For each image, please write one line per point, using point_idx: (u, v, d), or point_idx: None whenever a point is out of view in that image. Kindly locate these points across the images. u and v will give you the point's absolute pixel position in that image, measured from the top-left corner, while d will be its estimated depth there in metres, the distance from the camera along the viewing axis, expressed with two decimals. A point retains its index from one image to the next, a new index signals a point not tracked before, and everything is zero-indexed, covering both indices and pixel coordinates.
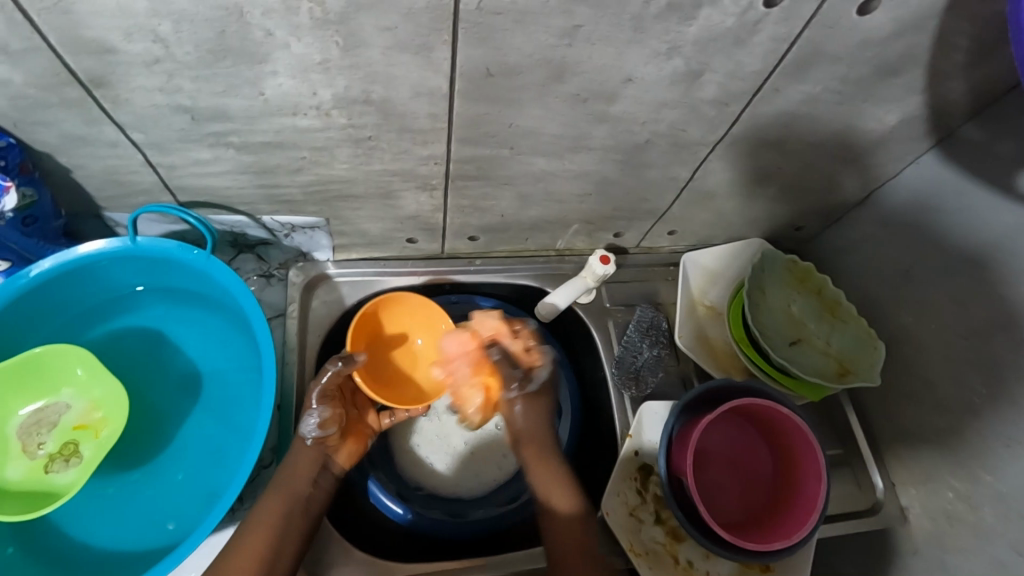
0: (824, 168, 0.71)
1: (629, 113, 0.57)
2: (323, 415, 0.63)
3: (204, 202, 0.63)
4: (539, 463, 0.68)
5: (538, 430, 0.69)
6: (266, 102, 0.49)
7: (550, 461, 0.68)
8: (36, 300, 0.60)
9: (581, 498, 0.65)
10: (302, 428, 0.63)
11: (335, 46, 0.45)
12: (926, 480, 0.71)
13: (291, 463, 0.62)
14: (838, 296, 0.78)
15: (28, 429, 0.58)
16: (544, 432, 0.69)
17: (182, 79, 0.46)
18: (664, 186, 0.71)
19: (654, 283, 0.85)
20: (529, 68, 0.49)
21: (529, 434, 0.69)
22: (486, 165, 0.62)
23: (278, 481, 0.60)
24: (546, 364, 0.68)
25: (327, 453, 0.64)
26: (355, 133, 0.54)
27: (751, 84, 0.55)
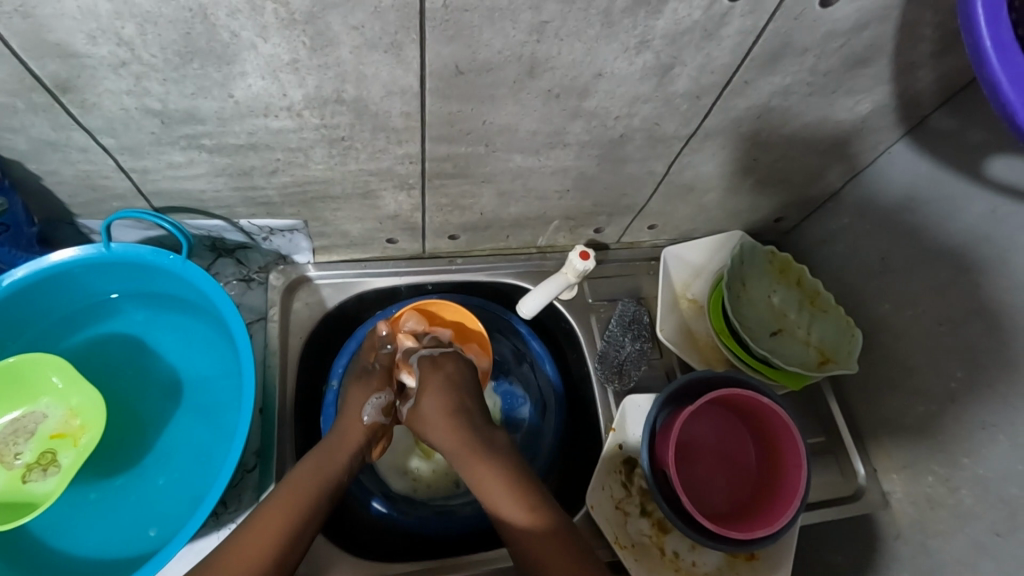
0: (799, 160, 0.72)
1: (602, 108, 0.57)
2: (382, 402, 0.68)
3: (180, 206, 0.63)
4: (449, 443, 0.65)
5: (449, 420, 0.66)
6: (237, 104, 0.49)
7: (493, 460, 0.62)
8: (8, 310, 0.59)
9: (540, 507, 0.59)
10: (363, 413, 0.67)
11: (303, 45, 0.44)
12: (907, 466, 0.72)
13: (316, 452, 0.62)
14: (818, 285, 0.78)
15: (8, 437, 0.58)
16: (458, 422, 0.66)
17: (149, 82, 0.46)
18: (641, 181, 0.71)
19: (637, 278, 0.86)
20: (499, 64, 0.49)
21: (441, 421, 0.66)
22: (463, 163, 0.62)
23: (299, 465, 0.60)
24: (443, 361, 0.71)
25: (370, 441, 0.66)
26: (329, 133, 0.54)
27: (721, 78, 0.55)
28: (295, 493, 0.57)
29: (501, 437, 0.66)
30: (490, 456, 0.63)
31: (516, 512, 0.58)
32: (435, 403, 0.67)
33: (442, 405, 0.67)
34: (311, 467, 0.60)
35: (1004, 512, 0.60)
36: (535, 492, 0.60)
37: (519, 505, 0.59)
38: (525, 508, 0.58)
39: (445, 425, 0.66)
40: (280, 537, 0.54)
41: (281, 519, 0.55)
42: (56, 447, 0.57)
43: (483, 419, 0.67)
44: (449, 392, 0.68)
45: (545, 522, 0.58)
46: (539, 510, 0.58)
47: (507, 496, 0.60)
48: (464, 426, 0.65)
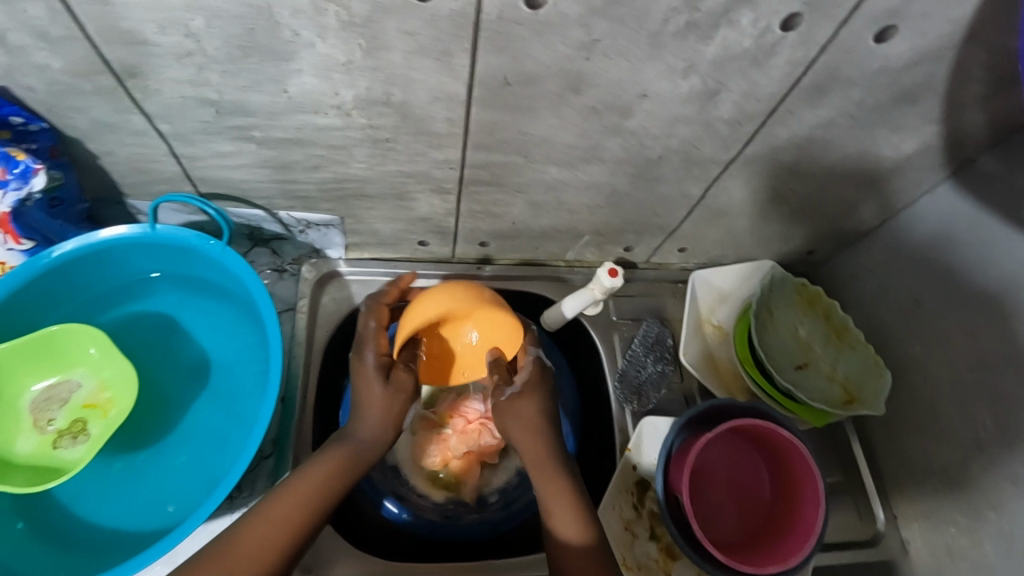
0: (837, 193, 0.71)
1: (643, 127, 0.57)
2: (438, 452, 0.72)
3: (223, 194, 0.65)
4: (537, 456, 0.62)
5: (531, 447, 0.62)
6: (289, 99, 0.51)
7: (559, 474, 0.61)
8: (54, 279, 0.61)
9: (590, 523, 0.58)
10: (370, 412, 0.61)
11: (358, 47, 0.46)
12: (928, 515, 0.70)
13: (347, 440, 0.61)
14: (847, 322, 0.78)
15: (40, 402, 0.59)
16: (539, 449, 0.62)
17: (210, 73, 0.48)
18: (675, 202, 0.72)
19: (661, 298, 0.86)
20: (545, 78, 0.50)
21: (532, 429, 0.63)
22: (500, 172, 0.63)
23: (324, 454, 0.59)
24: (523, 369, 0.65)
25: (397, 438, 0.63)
26: (372, 134, 0.56)
27: (767, 106, 0.55)
28: (325, 476, 0.57)
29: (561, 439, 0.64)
30: (553, 467, 0.61)
31: (567, 524, 0.58)
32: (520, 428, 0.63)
33: (532, 419, 0.63)
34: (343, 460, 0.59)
35: None
36: (589, 506, 0.60)
37: (570, 519, 0.58)
38: (577, 522, 0.58)
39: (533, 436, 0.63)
40: (292, 530, 0.53)
41: (306, 498, 0.55)
42: (87, 417, 0.59)
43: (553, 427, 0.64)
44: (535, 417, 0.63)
45: (593, 536, 0.58)
46: (589, 523, 0.58)
47: (565, 507, 0.59)
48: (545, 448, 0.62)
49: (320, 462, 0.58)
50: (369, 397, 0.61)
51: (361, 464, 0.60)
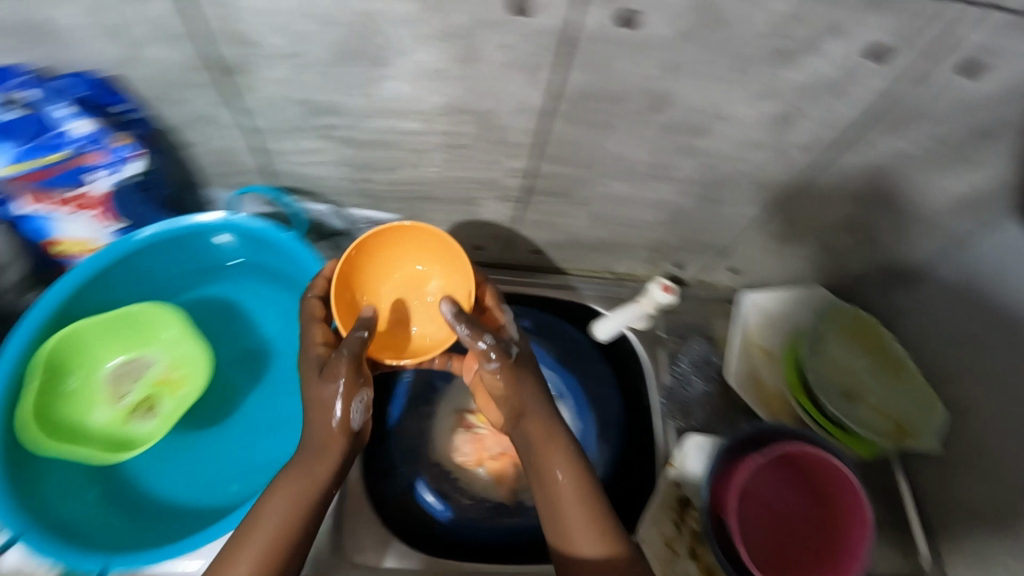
0: (899, 225, 0.71)
1: (713, 148, 0.58)
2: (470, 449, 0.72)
3: (298, 188, 0.68)
4: (541, 438, 0.56)
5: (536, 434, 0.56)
6: (378, 103, 0.53)
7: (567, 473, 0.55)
8: (138, 261, 0.64)
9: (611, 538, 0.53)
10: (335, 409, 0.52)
11: (452, 57, 0.48)
12: (975, 557, 0.69)
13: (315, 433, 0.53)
14: (900, 355, 0.78)
15: (116, 377, 0.62)
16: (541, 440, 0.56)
17: (307, 74, 0.50)
18: (734, 222, 0.72)
19: (708, 317, 0.86)
20: (627, 96, 0.51)
21: (533, 404, 0.57)
22: (568, 184, 0.65)
23: (311, 448, 0.52)
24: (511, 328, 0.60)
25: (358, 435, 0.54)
26: (451, 139, 0.58)
27: (841, 134, 0.56)
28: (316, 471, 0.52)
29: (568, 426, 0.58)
30: (561, 457, 0.55)
31: (590, 537, 0.52)
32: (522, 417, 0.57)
33: (528, 395, 0.57)
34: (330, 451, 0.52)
35: None
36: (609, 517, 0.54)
37: (591, 532, 0.53)
38: (600, 538, 0.52)
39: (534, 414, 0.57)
40: (290, 535, 0.49)
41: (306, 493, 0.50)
42: (159, 393, 0.61)
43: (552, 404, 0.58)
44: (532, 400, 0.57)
45: (619, 549, 0.53)
46: (613, 537, 0.53)
47: (581, 518, 0.53)
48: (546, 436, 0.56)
49: (315, 459, 0.52)
50: (329, 393, 0.52)
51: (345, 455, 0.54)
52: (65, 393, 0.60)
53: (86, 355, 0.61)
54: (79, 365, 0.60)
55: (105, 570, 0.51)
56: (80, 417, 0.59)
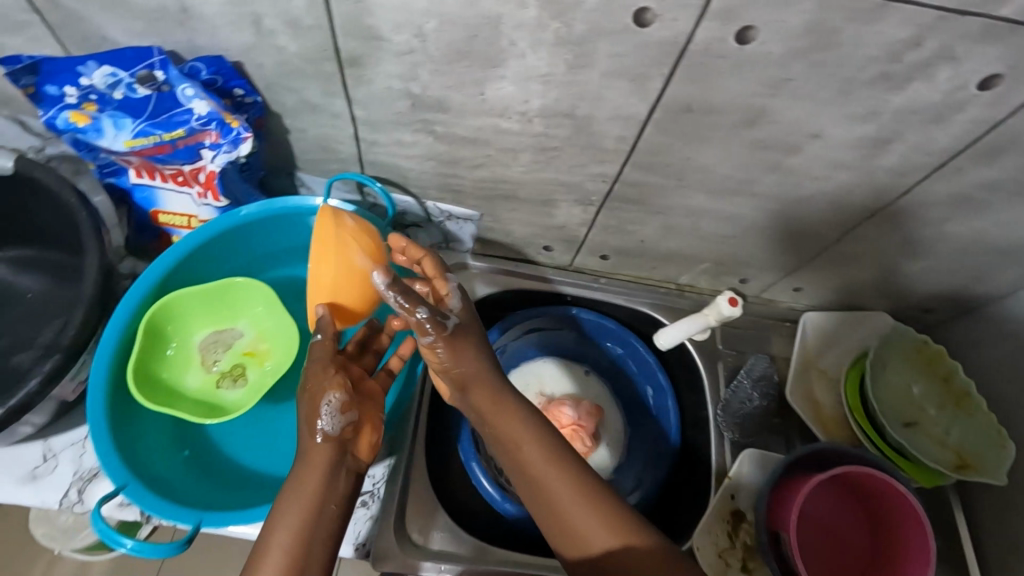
0: (977, 256, 0.71)
1: (802, 167, 0.59)
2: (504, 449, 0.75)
3: (386, 178, 0.71)
4: (496, 422, 0.56)
5: (498, 405, 0.56)
6: (482, 102, 0.55)
7: (552, 453, 0.54)
8: (234, 236, 0.67)
9: (614, 527, 0.51)
10: (316, 422, 0.52)
11: (564, 62, 0.50)
12: None
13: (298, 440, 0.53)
14: (968, 387, 0.76)
15: (206, 345, 0.66)
16: (508, 416, 0.56)
17: (421, 70, 0.53)
18: (807, 242, 0.73)
19: (767, 334, 0.86)
20: (727, 110, 0.53)
21: (476, 377, 0.57)
22: (649, 192, 0.66)
23: (303, 457, 0.51)
24: (452, 293, 0.58)
25: (347, 444, 0.53)
26: (544, 141, 0.60)
27: (935, 160, 0.56)
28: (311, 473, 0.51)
29: (524, 407, 0.57)
30: (523, 436, 0.55)
31: (595, 526, 0.51)
32: (484, 397, 0.57)
33: (473, 374, 0.57)
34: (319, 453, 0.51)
35: None
36: (613, 508, 0.52)
37: (596, 520, 0.51)
38: (604, 526, 0.51)
39: (489, 396, 0.57)
40: (308, 537, 0.49)
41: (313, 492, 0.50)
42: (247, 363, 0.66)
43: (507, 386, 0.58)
44: (491, 374, 0.57)
45: (630, 539, 0.51)
46: (622, 528, 0.51)
47: (578, 507, 0.52)
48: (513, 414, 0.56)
49: (305, 470, 0.51)
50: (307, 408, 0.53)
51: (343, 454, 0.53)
52: (159, 356, 0.63)
53: (180, 322, 0.64)
54: (173, 331, 0.64)
55: (198, 527, 0.54)
56: (174, 378, 0.64)
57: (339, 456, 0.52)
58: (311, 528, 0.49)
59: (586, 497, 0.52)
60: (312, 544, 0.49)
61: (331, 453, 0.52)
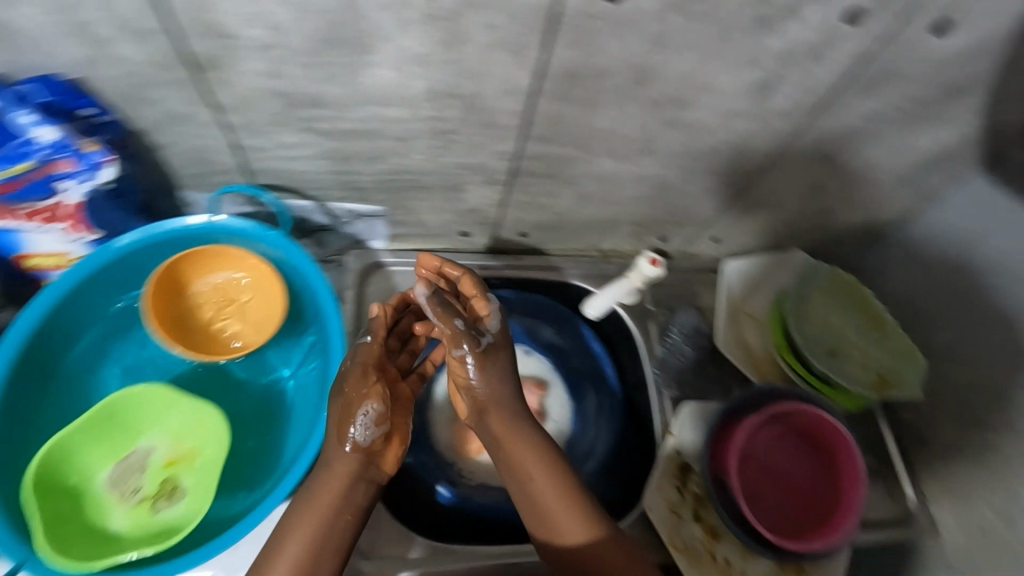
0: (873, 184, 0.73)
1: (699, 120, 0.59)
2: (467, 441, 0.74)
3: (279, 185, 0.66)
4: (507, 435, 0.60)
5: (511, 427, 0.60)
6: (361, 91, 0.52)
7: (548, 464, 0.59)
8: (116, 270, 0.63)
9: (595, 527, 0.57)
10: (348, 431, 0.55)
11: (438, 40, 0.47)
12: (959, 494, 0.73)
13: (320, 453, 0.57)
14: (882, 310, 0.80)
15: (115, 484, 0.60)
16: (518, 427, 0.60)
17: (287, 65, 0.49)
18: (717, 192, 0.73)
19: (694, 287, 0.88)
20: (615, 71, 0.51)
21: (494, 400, 0.60)
22: (554, 163, 0.65)
23: (331, 463, 0.55)
24: (493, 314, 0.61)
25: (371, 457, 0.57)
26: (436, 125, 0.57)
27: (820, 98, 0.57)
28: (332, 486, 0.55)
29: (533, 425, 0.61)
30: (533, 466, 0.59)
31: (574, 527, 0.57)
32: (497, 418, 0.60)
33: (489, 396, 0.60)
34: (343, 465, 0.55)
35: None
36: (595, 508, 0.59)
37: (577, 522, 0.57)
38: (584, 525, 0.57)
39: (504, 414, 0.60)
40: (314, 546, 0.53)
41: (327, 507, 0.54)
42: (174, 475, 0.60)
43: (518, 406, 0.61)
44: (509, 393, 0.61)
45: (599, 533, 0.57)
46: (598, 524, 0.58)
47: (566, 512, 0.57)
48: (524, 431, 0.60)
49: (328, 479, 0.55)
50: (335, 415, 0.57)
51: (366, 462, 0.56)
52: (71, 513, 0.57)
53: (80, 467, 0.59)
54: (73, 481, 0.59)
55: None
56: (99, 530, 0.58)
57: (363, 469, 0.56)
58: (321, 540, 0.53)
59: (573, 503, 0.58)
60: (320, 555, 0.53)
61: (354, 465, 0.55)
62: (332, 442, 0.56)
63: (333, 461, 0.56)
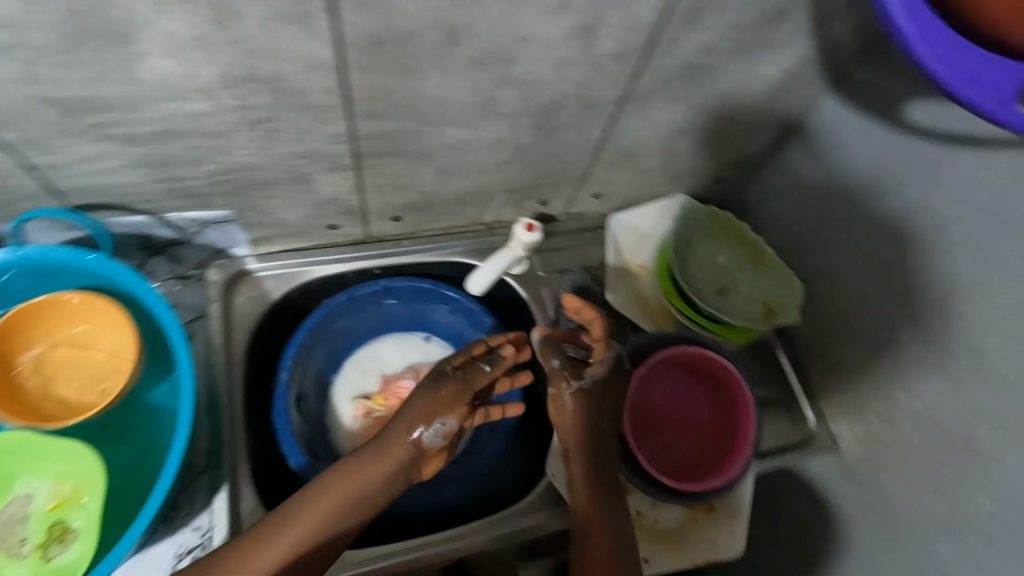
0: (731, 118, 0.73)
1: (531, 74, 0.57)
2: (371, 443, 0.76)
3: (99, 203, 0.61)
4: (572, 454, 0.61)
5: (586, 458, 0.60)
6: (144, 88, 0.47)
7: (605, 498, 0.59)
8: None
9: (619, 550, 0.56)
10: (421, 426, 0.58)
11: (207, 20, 0.42)
12: (850, 407, 0.76)
13: (380, 447, 0.58)
14: (760, 242, 0.81)
15: (1, 539, 0.56)
16: (586, 460, 0.60)
17: (43, 68, 0.43)
18: (580, 148, 0.72)
19: (583, 247, 0.87)
20: (420, 33, 0.48)
21: (571, 440, 0.61)
22: (397, 140, 0.61)
23: (388, 443, 0.57)
24: (604, 363, 0.63)
25: (416, 462, 0.58)
26: (249, 114, 0.53)
27: (646, 37, 0.56)
28: (346, 488, 0.55)
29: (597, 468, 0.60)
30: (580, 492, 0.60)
31: (597, 551, 0.56)
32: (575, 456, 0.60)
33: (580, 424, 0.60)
34: (381, 462, 0.56)
35: (940, 441, 0.63)
36: (625, 542, 0.57)
37: (603, 548, 0.56)
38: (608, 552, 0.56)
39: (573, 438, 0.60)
40: (295, 552, 0.53)
41: (348, 511, 0.55)
42: (61, 517, 0.56)
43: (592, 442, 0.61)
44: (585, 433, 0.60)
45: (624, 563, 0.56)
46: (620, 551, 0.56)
47: (598, 541, 0.57)
48: (592, 466, 0.60)
49: (365, 466, 0.56)
50: (405, 415, 0.58)
51: (402, 467, 0.58)
52: None
53: None
54: None
55: None
56: None
57: (397, 476, 0.57)
58: (314, 542, 0.54)
59: (604, 529, 0.58)
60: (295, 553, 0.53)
61: (393, 469, 0.57)
62: (406, 421, 0.58)
63: (390, 452, 0.57)
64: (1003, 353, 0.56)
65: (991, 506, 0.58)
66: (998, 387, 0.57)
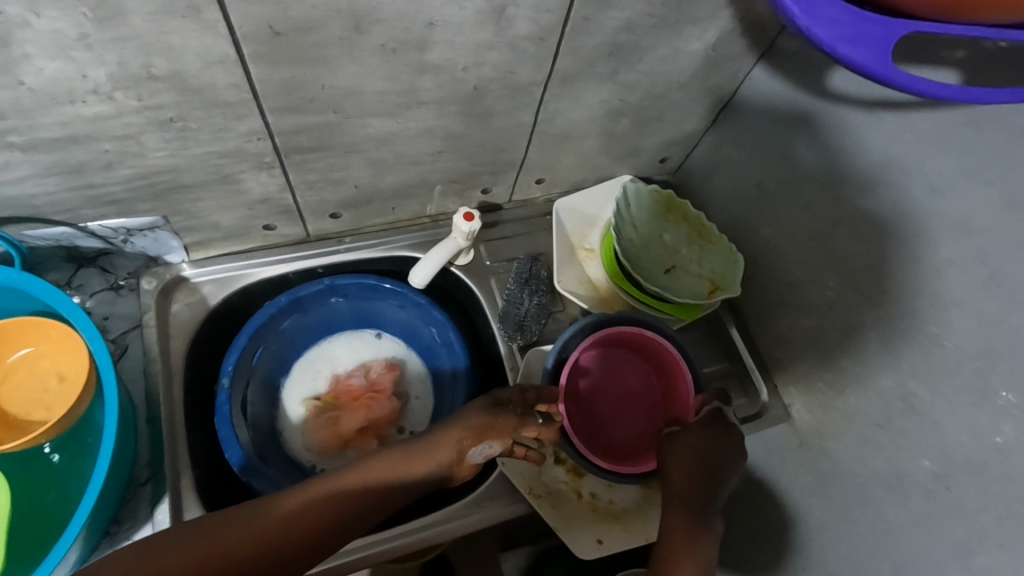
0: (665, 96, 0.73)
1: (447, 60, 0.56)
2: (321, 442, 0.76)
3: (14, 216, 0.59)
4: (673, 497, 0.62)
5: (685, 487, 0.62)
6: (34, 92, 0.45)
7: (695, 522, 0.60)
8: None
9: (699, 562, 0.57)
10: (480, 446, 0.61)
11: (87, 18, 0.41)
12: (798, 378, 0.76)
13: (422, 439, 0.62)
14: (702, 218, 0.82)
15: None
16: (689, 491, 0.62)
17: None
18: (514, 133, 0.71)
19: (531, 234, 0.87)
20: (321, 22, 0.47)
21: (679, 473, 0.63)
22: (320, 134, 0.60)
23: (438, 438, 0.61)
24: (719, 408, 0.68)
25: (453, 466, 0.61)
26: (155, 115, 0.51)
27: (559, 16, 0.55)
28: (383, 474, 0.58)
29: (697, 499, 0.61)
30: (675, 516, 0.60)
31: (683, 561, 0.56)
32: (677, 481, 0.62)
33: (691, 465, 0.63)
34: (425, 452, 0.60)
35: (880, 403, 0.62)
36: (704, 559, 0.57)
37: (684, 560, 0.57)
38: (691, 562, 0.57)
39: (683, 479, 0.63)
40: (320, 529, 0.52)
41: (375, 498, 0.57)
42: None
43: (703, 482, 0.62)
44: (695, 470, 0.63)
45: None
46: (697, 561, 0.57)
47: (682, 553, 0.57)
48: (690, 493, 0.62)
49: (415, 454, 0.60)
50: (457, 421, 0.63)
51: (436, 467, 0.61)
52: None
53: None
54: None
55: None
56: None
57: (435, 470, 0.60)
58: (335, 524, 0.53)
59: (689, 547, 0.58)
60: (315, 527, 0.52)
61: (430, 460, 0.60)
62: (452, 422, 0.63)
63: (436, 448, 0.61)
64: (932, 311, 0.56)
65: (930, 465, 0.56)
66: (929, 346, 0.56)
